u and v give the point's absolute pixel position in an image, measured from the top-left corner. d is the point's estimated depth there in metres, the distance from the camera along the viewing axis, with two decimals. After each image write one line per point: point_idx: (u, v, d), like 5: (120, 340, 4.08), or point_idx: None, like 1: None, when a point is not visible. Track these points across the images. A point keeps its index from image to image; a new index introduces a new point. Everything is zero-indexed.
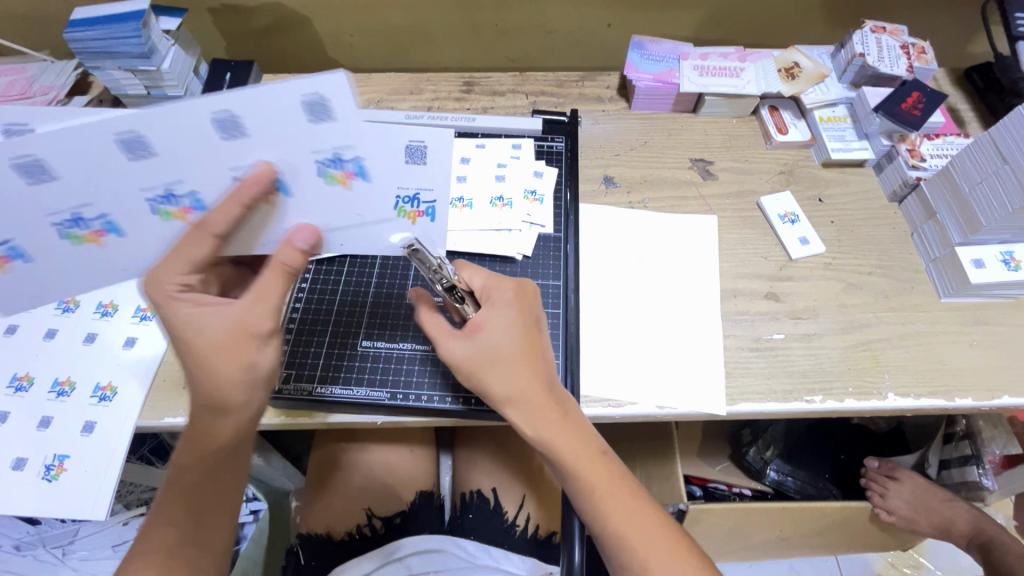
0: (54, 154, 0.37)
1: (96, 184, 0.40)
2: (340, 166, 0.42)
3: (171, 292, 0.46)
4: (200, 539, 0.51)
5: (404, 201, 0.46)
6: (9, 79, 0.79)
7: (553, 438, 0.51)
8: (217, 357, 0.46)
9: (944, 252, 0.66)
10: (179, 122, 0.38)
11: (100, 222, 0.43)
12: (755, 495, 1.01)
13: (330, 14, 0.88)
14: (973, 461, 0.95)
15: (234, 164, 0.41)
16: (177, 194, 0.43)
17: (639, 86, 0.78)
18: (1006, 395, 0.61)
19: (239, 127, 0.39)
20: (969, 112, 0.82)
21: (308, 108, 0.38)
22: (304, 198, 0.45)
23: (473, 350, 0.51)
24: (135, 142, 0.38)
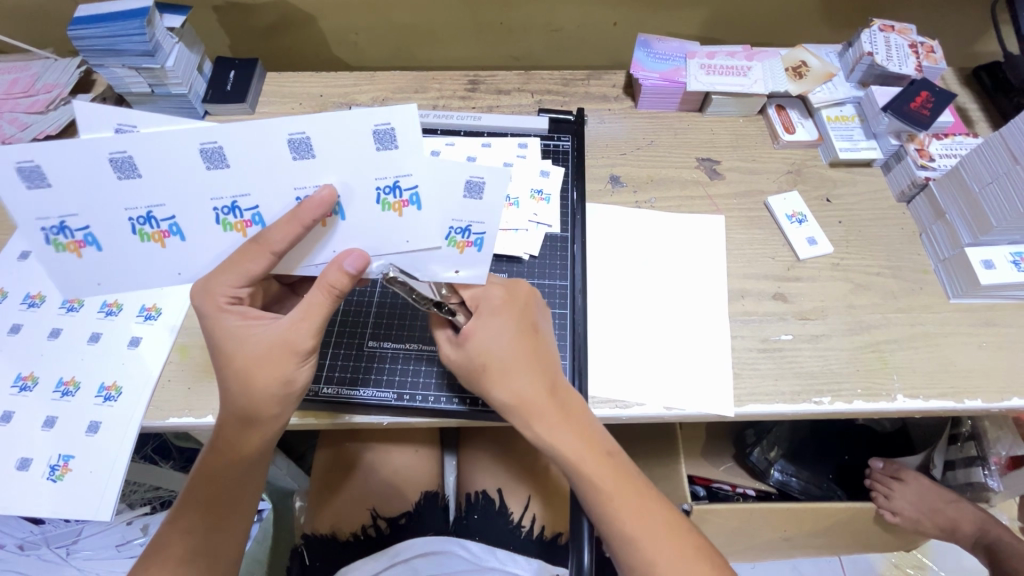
0: (145, 153, 0.39)
1: (171, 188, 0.41)
2: (397, 193, 0.42)
3: (222, 303, 0.46)
4: (217, 546, 0.51)
5: (455, 229, 0.45)
6: (13, 77, 0.79)
7: (558, 444, 0.50)
8: (256, 369, 0.46)
9: (953, 253, 0.66)
10: (255, 136, 0.39)
11: (167, 223, 0.42)
12: (759, 496, 0.99)
13: (334, 12, 0.88)
14: (978, 462, 0.93)
15: (301, 185, 0.42)
16: (242, 208, 0.42)
17: (645, 85, 0.77)
18: (1016, 397, 0.60)
19: (311, 150, 0.40)
20: (977, 112, 0.81)
21: (377, 139, 0.39)
22: (357, 225, 0.44)
23: (463, 358, 0.51)
24: (215, 152, 0.39)
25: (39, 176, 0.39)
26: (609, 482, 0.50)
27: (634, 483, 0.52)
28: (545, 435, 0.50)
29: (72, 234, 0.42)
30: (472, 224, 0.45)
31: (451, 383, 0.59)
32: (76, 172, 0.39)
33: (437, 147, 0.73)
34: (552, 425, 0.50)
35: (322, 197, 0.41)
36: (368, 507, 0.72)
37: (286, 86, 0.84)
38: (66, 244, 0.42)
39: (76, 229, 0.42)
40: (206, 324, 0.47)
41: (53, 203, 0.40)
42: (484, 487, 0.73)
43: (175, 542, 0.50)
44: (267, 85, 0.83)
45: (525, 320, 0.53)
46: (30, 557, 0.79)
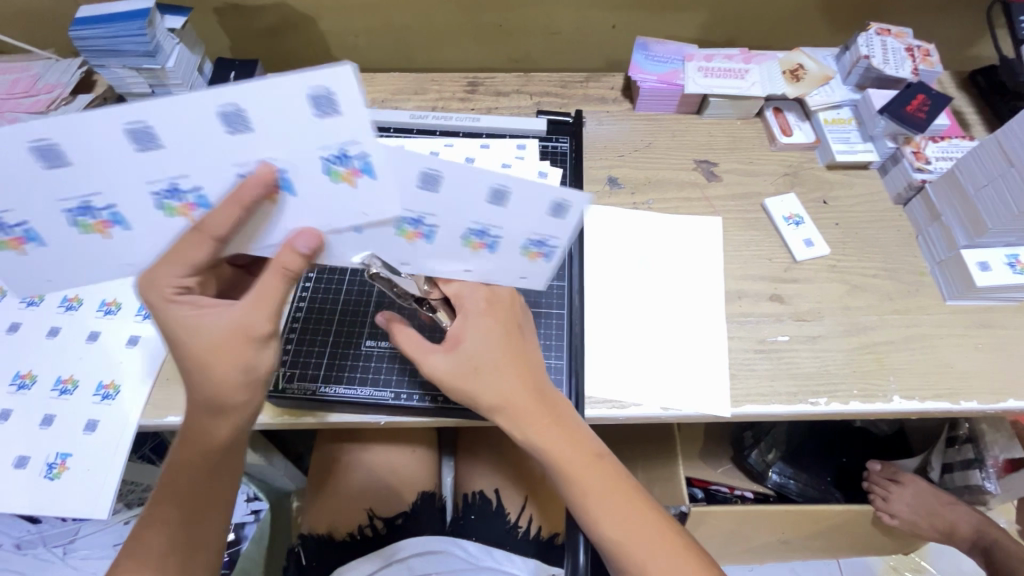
0: (164, 122, 0.36)
1: (105, 173, 0.39)
2: (346, 162, 0.39)
3: (169, 294, 0.45)
4: (191, 537, 0.51)
5: (530, 242, 0.46)
6: (14, 77, 0.79)
7: (549, 447, 0.50)
8: (216, 359, 0.46)
9: (949, 255, 0.66)
10: (181, 111, 0.36)
11: (107, 212, 0.41)
12: (757, 498, 0.99)
13: (335, 15, 0.88)
14: (976, 465, 0.94)
15: (239, 161, 0.39)
16: (181, 189, 0.41)
17: (643, 87, 0.78)
18: (1012, 399, 0.61)
19: (244, 121, 0.37)
20: (973, 115, 0.82)
21: (315, 103, 0.36)
22: (308, 199, 0.42)
23: (453, 363, 0.51)
24: (143, 133, 0.37)
25: (54, 154, 0.37)
26: (601, 483, 0.51)
27: (625, 484, 0.52)
28: (536, 439, 0.50)
29: (97, 214, 0.41)
30: (549, 240, 0.46)
31: None
32: (97, 151, 0.37)
33: (435, 147, 0.72)
34: (540, 426, 0.50)
35: (259, 176, 0.40)
36: (364, 508, 0.72)
37: None
38: (93, 225, 0.42)
39: (100, 208, 0.41)
40: (158, 318, 0.46)
41: (68, 182, 0.39)
42: (481, 487, 0.74)
43: (152, 535, 0.50)
44: None
45: (502, 319, 0.53)
46: (27, 556, 0.79)
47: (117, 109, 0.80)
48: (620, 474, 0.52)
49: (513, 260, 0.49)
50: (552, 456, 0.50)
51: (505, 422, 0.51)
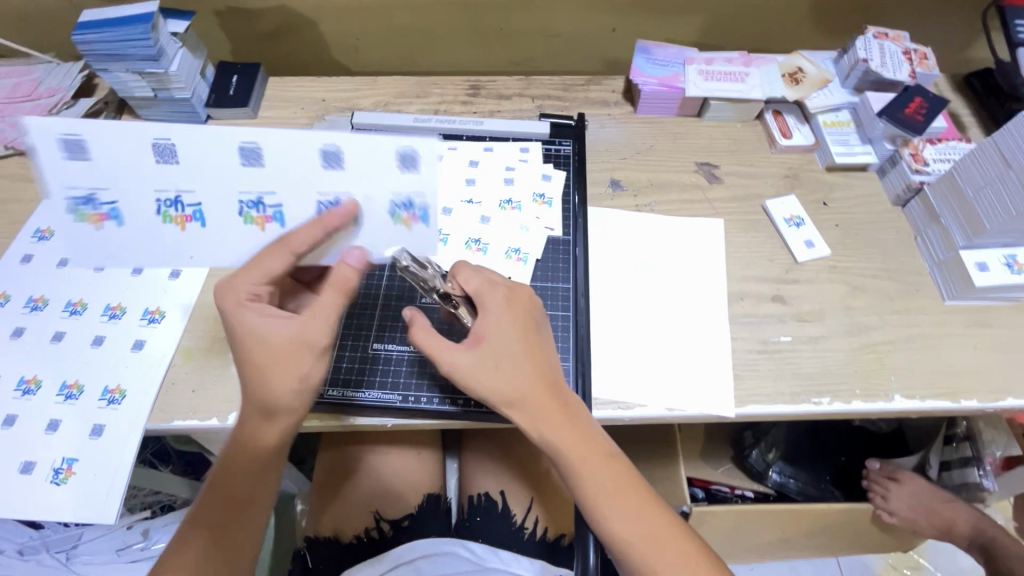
0: (184, 142, 0.45)
1: (203, 174, 0.46)
2: (409, 209, 0.48)
3: (242, 300, 0.47)
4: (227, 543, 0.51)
5: None
6: (14, 81, 0.79)
7: (559, 442, 0.51)
8: (279, 367, 0.47)
9: (947, 256, 0.67)
10: (294, 148, 0.45)
11: (191, 207, 0.48)
12: (757, 497, 1.01)
13: (336, 18, 0.88)
14: (973, 462, 0.95)
15: (324, 190, 0.47)
16: (264, 203, 0.48)
17: (645, 90, 0.78)
18: (1010, 397, 0.61)
19: (338, 160, 0.46)
20: (970, 118, 0.83)
21: (401, 158, 0.46)
22: (367, 235, 0.49)
23: (476, 358, 0.51)
24: (253, 152, 0.46)
25: (80, 148, 0.45)
26: (613, 485, 0.51)
27: (638, 485, 0.52)
28: (548, 433, 0.51)
29: (96, 207, 0.48)
30: None
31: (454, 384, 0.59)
32: (112, 154, 0.45)
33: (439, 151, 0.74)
34: (554, 426, 0.51)
35: (346, 210, 0.47)
36: (370, 509, 0.72)
37: (288, 91, 0.84)
38: (90, 216, 0.48)
39: (103, 203, 0.47)
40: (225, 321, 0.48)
41: (87, 175, 0.46)
42: (486, 489, 0.74)
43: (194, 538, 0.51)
44: (269, 89, 0.84)
45: (518, 311, 0.53)
46: (29, 562, 0.78)
47: (118, 112, 0.80)
48: (631, 474, 0.52)
49: None
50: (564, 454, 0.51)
51: (518, 415, 0.51)
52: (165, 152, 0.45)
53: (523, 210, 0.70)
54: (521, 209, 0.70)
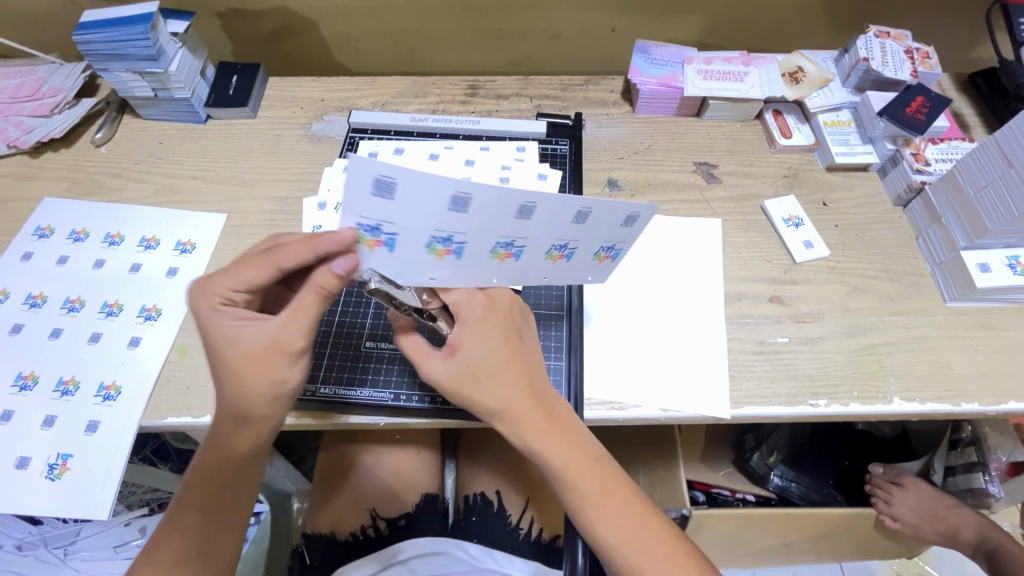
0: (485, 196, 0.42)
1: (482, 223, 0.45)
2: (607, 251, 0.52)
3: (216, 303, 0.48)
4: (204, 554, 0.52)
5: (602, 249, 0.51)
6: (19, 81, 0.80)
7: (546, 450, 0.50)
8: (249, 371, 0.47)
9: (949, 256, 0.66)
10: (557, 208, 0.45)
11: (457, 245, 0.47)
12: (759, 501, 1.00)
13: (337, 19, 0.89)
14: (979, 468, 0.93)
15: (560, 239, 0.49)
16: (513, 244, 0.48)
17: (643, 89, 0.78)
18: (1013, 400, 0.60)
19: (585, 218, 0.47)
20: (973, 117, 0.82)
21: (626, 220, 0.48)
22: (568, 266, 0.53)
23: (453, 368, 0.50)
24: (526, 210, 0.45)
25: (389, 189, 0.40)
26: (596, 490, 0.50)
27: (622, 484, 0.52)
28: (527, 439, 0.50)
29: (375, 233, 0.44)
30: (616, 245, 0.51)
31: None
32: (420, 196, 0.41)
33: (431, 150, 0.73)
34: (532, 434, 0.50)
35: (344, 237, 0.43)
36: (367, 509, 0.72)
37: (287, 91, 0.84)
38: (366, 241, 0.44)
39: (384, 231, 0.43)
40: (201, 327, 0.48)
41: (383, 210, 0.41)
42: (483, 488, 0.73)
43: (171, 543, 0.51)
44: (269, 89, 0.84)
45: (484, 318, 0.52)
46: (27, 557, 0.79)
47: (120, 112, 0.80)
48: (615, 475, 0.52)
49: (583, 265, 0.54)
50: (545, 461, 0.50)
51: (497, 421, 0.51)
52: (462, 202, 0.42)
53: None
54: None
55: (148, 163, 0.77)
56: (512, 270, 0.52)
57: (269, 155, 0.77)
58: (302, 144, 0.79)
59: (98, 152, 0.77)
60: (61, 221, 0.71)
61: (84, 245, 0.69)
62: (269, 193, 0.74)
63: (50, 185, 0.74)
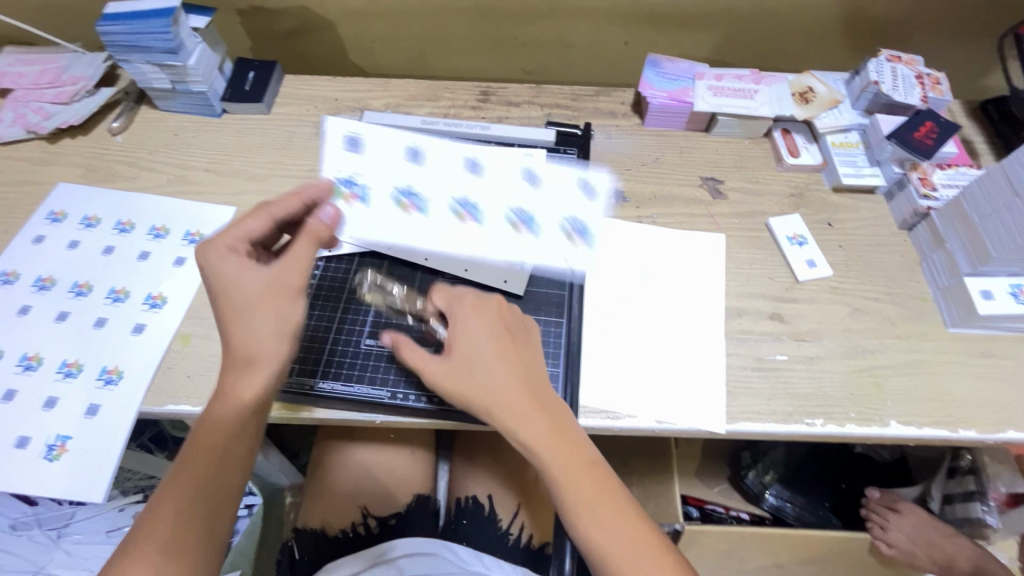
0: (491, 156, 0.66)
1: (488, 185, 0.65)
2: (575, 229, 0.63)
3: (218, 250, 0.50)
4: (193, 528, 0.46)
5: (569, 224, 0.63)
6: (40, 68, 0.82)
7: (539, 443, 0.50)
8: (257, 303, 0.49)
9: (952, 282, 0.66)
10: (540, 170, 0.66)
11: (471, 207, 0.63)
12: (753, 519, 0.99)
13: (355, 21, 0.91)
14: (976, 497, 0.93)
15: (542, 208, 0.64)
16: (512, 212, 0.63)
17: (653, 103, 0.79)
18: (1011, 429, 0.60)
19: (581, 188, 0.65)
20: (982, 144, 0.82)
21: (586, 187, 0.65)
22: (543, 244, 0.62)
23: (446, 364, 0.51)
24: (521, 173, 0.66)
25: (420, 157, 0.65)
26: (589, 495, 0.50)
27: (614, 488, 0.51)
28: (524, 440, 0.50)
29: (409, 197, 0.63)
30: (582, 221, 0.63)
31: None
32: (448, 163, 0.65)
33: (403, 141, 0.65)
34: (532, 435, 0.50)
35: (321, 187, 0.57)
36: (358, 505, 0.72)
37: (302, 89, 0.85)
38: (403, 202, 0.63)
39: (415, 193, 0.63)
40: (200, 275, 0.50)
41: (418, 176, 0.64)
42: (474, 492, 0.73)
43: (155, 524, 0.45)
44: (284, 86, 0.85)
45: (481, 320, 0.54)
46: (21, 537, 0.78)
47: (137, 102, 0.82)
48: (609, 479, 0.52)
49: (557, 245, 0.62)
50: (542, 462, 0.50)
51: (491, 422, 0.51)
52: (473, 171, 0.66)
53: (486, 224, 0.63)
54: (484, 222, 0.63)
55: (162, 154, 0.78)
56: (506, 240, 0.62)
57: (281, 151, 0.79)
58: (314, 141, 0.80)
59: (114, 141, 0.79)
60: (74, 207, 0.72)
61: (95, 231, 0.70)
62: (279, 188, 0.75)
63: (65, 171, 0.76)
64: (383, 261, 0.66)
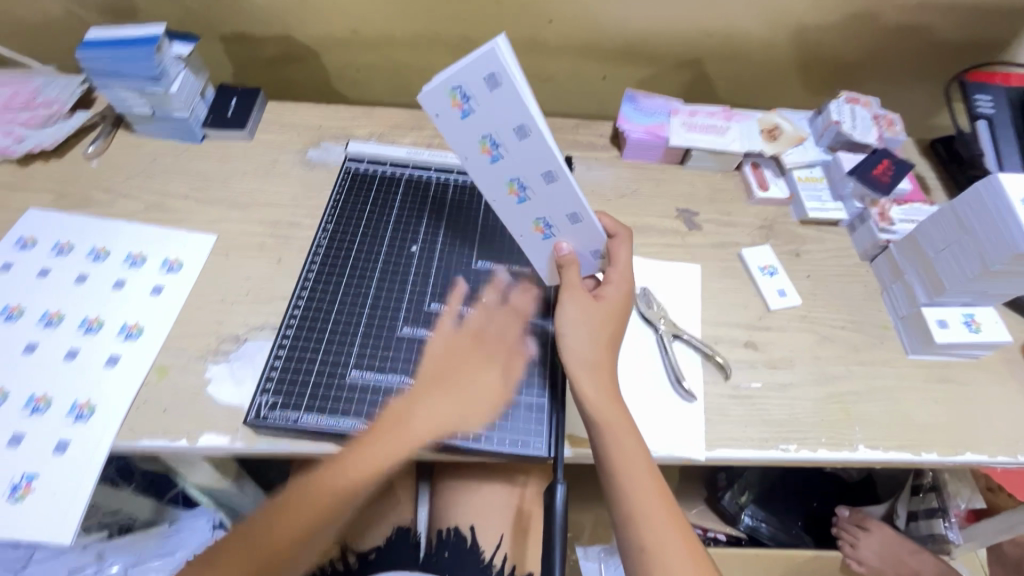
0: (540, 140, 0.54)
1: (520, 161, 0.56)
2: (546, 226, 0.61)
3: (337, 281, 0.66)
4: None
5: (541, 220, 0.61)
6: (11, 90, 0.80)
7: (609, 423, 0.55)
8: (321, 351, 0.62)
9: (911, 311, 0.70)
10: (567, 195, 0.58)
11: (525, 189, 0.58)
12: (730, 540, 1.01)
13: (339, 50, 0.92)
14: (939, 514, 0.97)
15: (569, 212, 0.60)
16: (552, 224, 0.61)
17: (631, 136, 0.82)
18: (969, 451, 0.63)
19: (580, 219, 0.60)
20: (934, 180, 0.88)
21: (571, 216, 0.60)
22: (537, 204, 0.59)
23: (586, 345, 0.57)
24: (576, 215, 0.60)
25: (494, 83, 0.50)
26: (670, 536, 0.52)
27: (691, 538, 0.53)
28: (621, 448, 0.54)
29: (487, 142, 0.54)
30: (555, 226, 0.61)
31: (445, 416, 0.58)
32: (493, 100, 0.51)
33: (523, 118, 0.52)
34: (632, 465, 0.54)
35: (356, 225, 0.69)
36: (338, 539, 0.72)
37: (284, 116, 0.86)
38: (454, 100, 0.51)
39: (495, 138, 0.54)
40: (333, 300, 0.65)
41: (492, 122, 0.53)
42: (456, 522, 0.72)
43: None
44: (267, 113, 0.86)
45: (614, 324, 0.59)
46: None
47: (114, 126, 0.81)
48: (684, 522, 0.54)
49: (520, 221, 0.61)
50: (624, 472, 0.54)
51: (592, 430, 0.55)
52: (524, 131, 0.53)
53: (523, 204, 0.59)
54: (521, 203, 0.59)
55: (139, 179, 0.77)
56: (508, 207, 0.60)
57: (264, 178, 0.78)
58: (296, 169, 0.80)
59: (88, 165, 0.77)
60: (45, 233, 0.70)
61: (67, 258, 0.68)
62: (261, 216, 0.74)
63: (36, 196, 0.74)
64: (370, 290, 0.66)
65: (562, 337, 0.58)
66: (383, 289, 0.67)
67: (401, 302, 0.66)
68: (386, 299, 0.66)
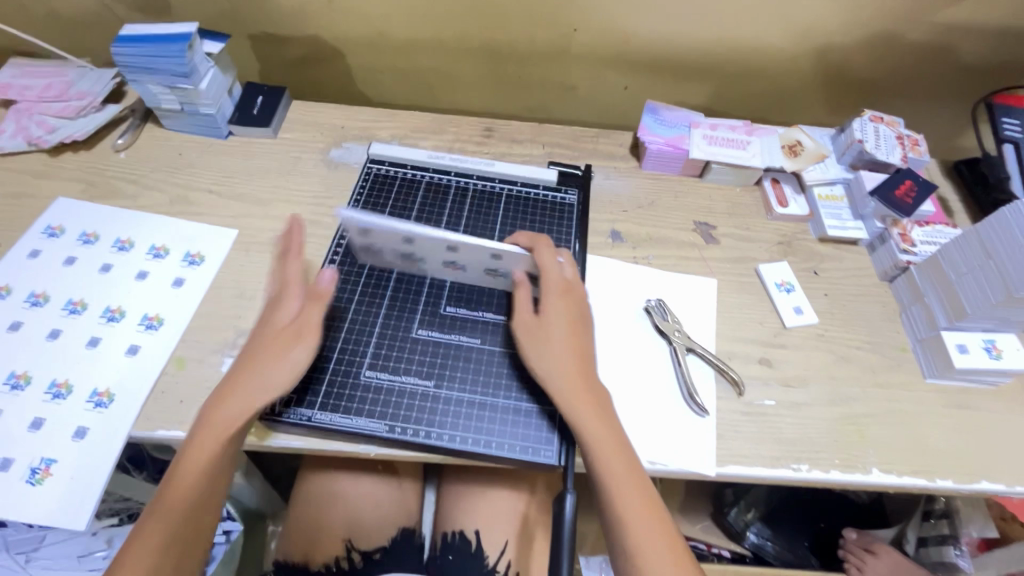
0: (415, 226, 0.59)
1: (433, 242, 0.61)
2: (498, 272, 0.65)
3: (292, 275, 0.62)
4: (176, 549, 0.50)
5: (490, 269, 0.65)
6: (46, 81, 0.82)
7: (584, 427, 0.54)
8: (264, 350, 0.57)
9: (930, 334, 0.69)
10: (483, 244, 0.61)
11: (459, 262, 0.64)
12: (734, 557, 0.98)
13: (364, 52, 0.93)
14: (950, 540, 0.94)
15: (497, 257, 0.62)
16: (500, 270, 0.64)
17: (651, 148, 0.82)
18: (985, 480, 0.62)
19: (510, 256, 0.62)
20: (958, 204, 0.86)
21: (501, 257, 0.62)
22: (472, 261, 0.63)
23: (552, 354, 0.57)
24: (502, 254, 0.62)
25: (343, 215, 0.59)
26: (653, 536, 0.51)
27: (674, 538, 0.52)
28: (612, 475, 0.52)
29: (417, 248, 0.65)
30: (504, 271, 0.64)
31: (458, 421, 0.59)
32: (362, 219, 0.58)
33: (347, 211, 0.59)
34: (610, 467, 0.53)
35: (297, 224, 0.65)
36: (342, 538, 0.71)
37: (309, 115, 0.87)
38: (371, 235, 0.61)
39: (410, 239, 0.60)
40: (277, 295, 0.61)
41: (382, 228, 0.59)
42: (461, 526, 0.72)
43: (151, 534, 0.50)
44: (291, 112, 0.87)
45: (581, 332, 0.60)
46: None
47: (143, 120, 0.82)
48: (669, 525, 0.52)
49: (479, 279, 0.67)
50: (616, 499, 0.52)
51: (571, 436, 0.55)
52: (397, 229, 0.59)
53: (467, 270, 0.65)
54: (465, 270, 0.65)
55: (165, 173, 0.78)
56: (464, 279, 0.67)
57: (286, 176, 0.79)
58: (318, 168, 0.81)
59: (117, 157, 0.79)
60: (73, 222, 0.72)
61: (92, 248, 0.70)
62: (283, 214, 0.75)
63: (65, 185, 0.75)
64: (387, 291, 0.67)
65: (528, 350, 0.58)
66: (399, 290, 0.67)
67: (417, 304, 0.66)
68: (403, 300, 0.66)
